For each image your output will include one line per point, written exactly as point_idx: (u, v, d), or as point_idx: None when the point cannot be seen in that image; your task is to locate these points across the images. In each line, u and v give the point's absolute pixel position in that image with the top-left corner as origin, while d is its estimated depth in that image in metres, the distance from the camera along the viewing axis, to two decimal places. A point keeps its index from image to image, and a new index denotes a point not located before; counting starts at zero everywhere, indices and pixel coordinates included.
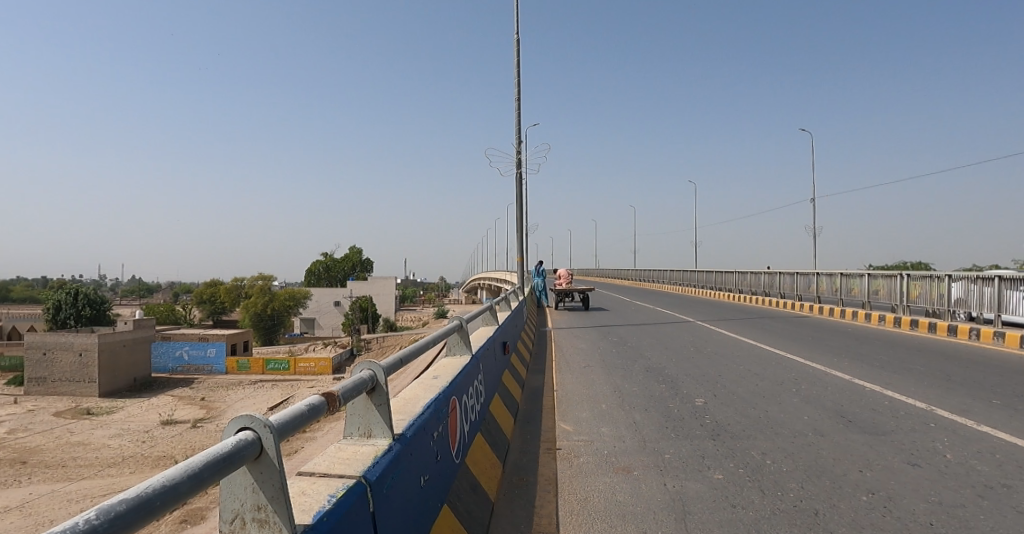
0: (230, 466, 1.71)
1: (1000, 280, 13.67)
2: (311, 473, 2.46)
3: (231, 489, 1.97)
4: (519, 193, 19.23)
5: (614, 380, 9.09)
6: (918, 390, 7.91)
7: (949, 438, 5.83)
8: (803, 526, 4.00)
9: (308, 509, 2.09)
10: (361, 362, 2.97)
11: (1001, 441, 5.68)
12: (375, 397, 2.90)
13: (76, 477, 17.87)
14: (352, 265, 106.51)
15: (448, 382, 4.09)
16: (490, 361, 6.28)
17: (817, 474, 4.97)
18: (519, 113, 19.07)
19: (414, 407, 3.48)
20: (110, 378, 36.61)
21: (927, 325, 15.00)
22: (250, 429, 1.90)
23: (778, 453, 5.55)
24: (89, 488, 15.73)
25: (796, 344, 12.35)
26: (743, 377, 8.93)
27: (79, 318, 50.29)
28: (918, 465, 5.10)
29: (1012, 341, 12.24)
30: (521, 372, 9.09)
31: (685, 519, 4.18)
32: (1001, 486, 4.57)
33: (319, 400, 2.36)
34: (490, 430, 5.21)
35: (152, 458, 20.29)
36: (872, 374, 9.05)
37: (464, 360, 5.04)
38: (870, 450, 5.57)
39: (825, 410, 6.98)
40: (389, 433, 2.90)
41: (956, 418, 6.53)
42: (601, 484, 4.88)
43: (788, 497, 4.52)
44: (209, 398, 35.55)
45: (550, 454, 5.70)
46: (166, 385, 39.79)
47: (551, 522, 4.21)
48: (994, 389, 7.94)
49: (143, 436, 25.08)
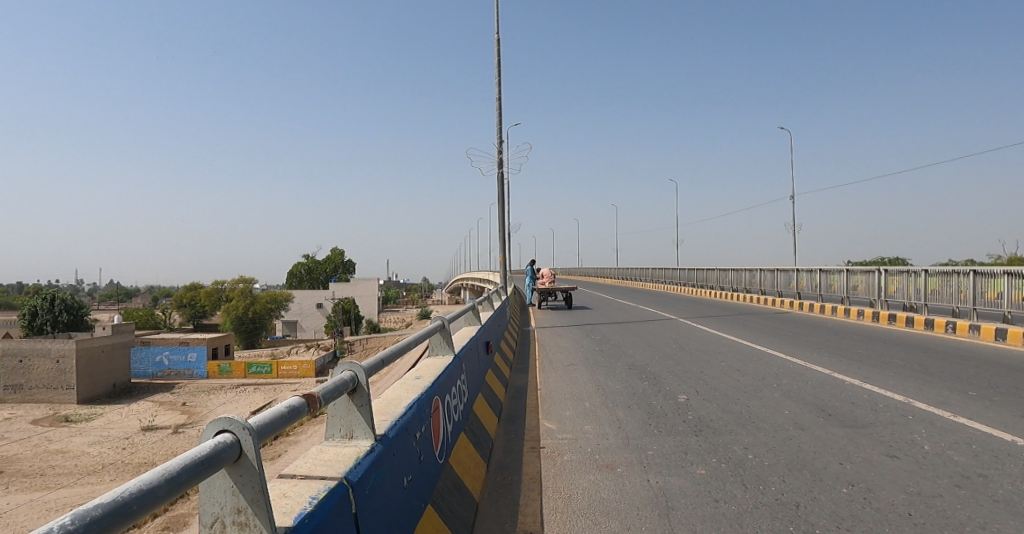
0: (211, 467, 1.71)
1: (975, 274, 13.96)
2: (292, 476, 2.46)
3: (210, 492, 1.96)
4: (500, 193, 19.24)
5: (598, 378, 9.13)
6: (896, 383, 8.07)
7: (926, 430, 5.94)
8: (786, 519, 4.05)
9: (290, 512, 2.08)
10: (343, 363, 2.97)
11: (977, 432, 5.79)
12: (357, 398, 2.92)
13: (56, 485, 17.57)
14: (335, 268, 105.70)
15: (431, 382, 4.09)
16: (472, 360, 6.26)
17: (797, 468, 5.04)
18: (500, 112, 19.14)
19: (395, 408, 3.47)
20: (89, 385, 35.99)
21: (905, 319, 15.25)
22: (229, 431, 1.89)
23: (760, 447, 5.63)
24: (70, 497, 15.46)
25: (777, 340, 12.49)
26: (726, 373, 8.99)
27: (56, 324, 49.42)
28: (896, 457, 5.20)
29: (987, 333, 12.58)
30: (505, 371, 9.10)
31: (668, 514, 4.22)
32: (977, 476, 4.68)
33: (299, 401, 2.35)
34: (474, 429, 5.20)
35: (132, 464, 20.00)
36: (853, 368, 9.20)
37: (446, 361, 5.04)
38: (850, 442, 5.68)
39: (805, 404, 7.08)
40: (370, 434, 2.88)
41: (933, 410, 6.65)
42: (585, 482, 4.91)
43: (771, 490, 4.58)
44: (191, 403, 35.12)
45: (535, 453, 5.72)
46: (147, 390, 39.22)
47: (536, 520, 4.23)
48: (969, 381, 8.12)
49: (124, 442, 24.76)
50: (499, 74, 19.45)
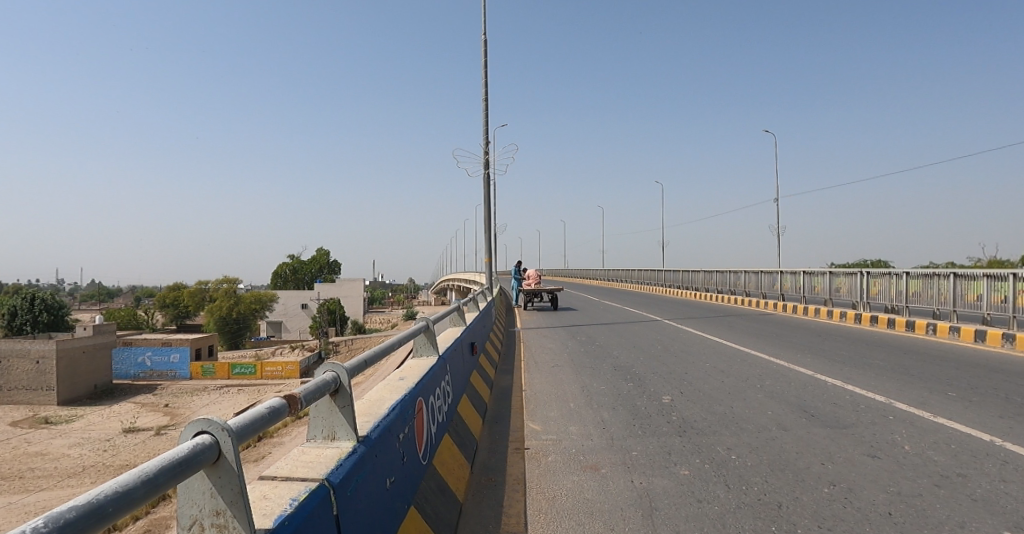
0: (189, 469, 1.69)
1: (955, 276, 14.16)
2: (272, 478, 2.44)
3: (189, 494, 1.94)
4: (487, 193, 19.26)
5: (583, 379, 9.15)
6: (878, 384, 8.17)
7: (907, 430, 6.03)
8: (767, 519, 4.09)
9: (269, 514, 2.07)
10: (325, 364, 2.96)
11: (956, 433, 5.89)
12: (339, 399, 2.90)
13: (36, 488, 17.30)
14: (320, 268, 104.96)
15: (414, 383, 4.09)
16: (456, 362, 6.24)
17: (780, 468, 5.08)
18: (486, 113, 19.15)
19: (379, 408, 3.47)
20: (70, 386, 35.47)
21: (886, 321, 15.44)
22: (208, 433, 1.88)
23: (743, 447, 5.68)
24: (50, 500, 15.22)
25: (761, 341, 12.59)
26: (711, 374, 9.05)
27: (36, 323, 48.70)
28: (876, 457, 5.27)
29: (967, 335, 12.78)
30: (490, 372, 9.10)
31: (652, 515, 4.24)
32: (956, 475, 4.76)
33: (280, 402, 2.34)
34: (458, 431, 5.20)
35: (114, 467, 19.74)
36: (836, 370, 9.28)
37: (431, 362, 5.03)
38: (832, 443, 5.73)
39: (788, 405, 7.17)
40: (352, 434, 2.87)
41: (913, 411, 6.74)
42: (569, 483, 4.92)
43: (753, 491, 4.62)
44: (175, 404, 34.73)
45: (520, 454, 5.72)
46: (128, 391, 38.70)
47: (519, 522, 4.23)
48: (949, 382, 8.25)
49: (105, 444, 24.40)
50: (486, 75, 19.50)
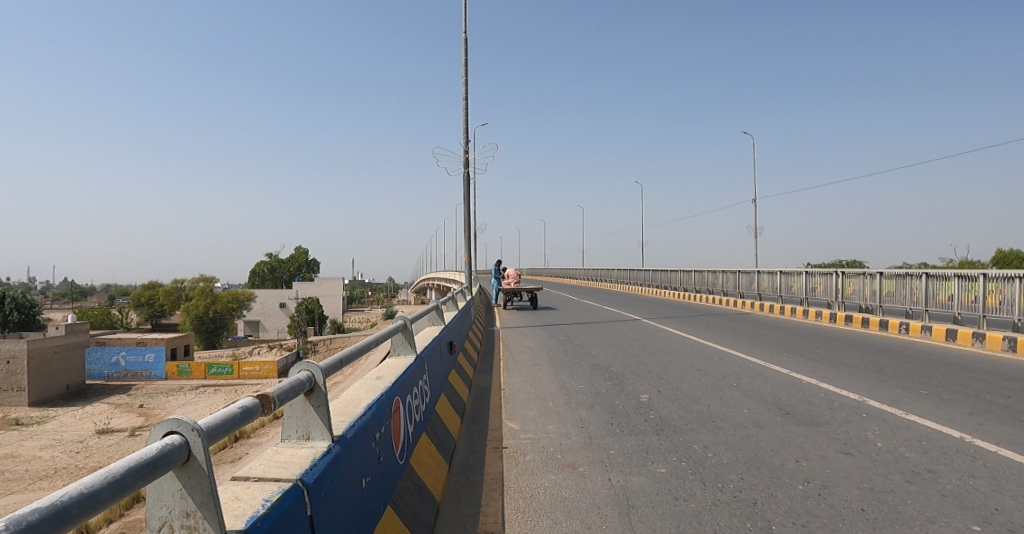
0: (157, 470, 1.68)
1: (928, 277, 14.45)
2: (245, 478, 2.42)
3: (158, 495, 1.92)
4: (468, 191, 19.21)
5: (562, 378, 9.19)
6: (852, 383, 8.29)
7: (879, 428, 6.15)
8: (743, 516, 4.14)
9: (241, 515, 2.05)
10: (299, 363, 2.93)
11: (927, 429, 6.02)
12: (314, 399, 2.88)
13: (4, 491, 16.88)
14: (299, 267, 103.90)
15: (392, 382, 4.07)
16: (435, 360, 6.22)
17: (756, 466, 5.14)
18: (467, 111, 19.12)
19: (355, 408, 3.45)
20: (41, 386, 34.66)
21: (861, 320, 15.71)
22: (176, 433, 1.86)
23: (720, 445, 5.74)
24: (18, 504, 14.84)
25: (738, 340, 12.72)
26: (688, 373, 9.12)
27: (5, 322, 47.55)
28: (850, 454, 5.36)
29: (939, 333, 13.05)
30: (468, 371, 9.08)
31: (629, 513, 4.27)
32: (927, 471, 4.86)
33: (253, 401, 2.31)
34: (436, 430, 5.19)
35: (87, 469, 19.32)
36: (811, 368, 9.41)
37: (408, 361, 5.02)
38: (806, 440, 5.82)
39: (763, 403, 7.26)
40: (327, 434, 2.85)
41: (886, 409, 6.84)
42: (546, 482, 4.94)
43: (728, 488, 4.67)
44: (149, 405, 34.11)
45: (497, 452, 5.73)
46: (102, 391, 37.95)
47: (497, 521, 4.24)
48: (920, 380, 8.41)
49: (77, 446, 23.88)
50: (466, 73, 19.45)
